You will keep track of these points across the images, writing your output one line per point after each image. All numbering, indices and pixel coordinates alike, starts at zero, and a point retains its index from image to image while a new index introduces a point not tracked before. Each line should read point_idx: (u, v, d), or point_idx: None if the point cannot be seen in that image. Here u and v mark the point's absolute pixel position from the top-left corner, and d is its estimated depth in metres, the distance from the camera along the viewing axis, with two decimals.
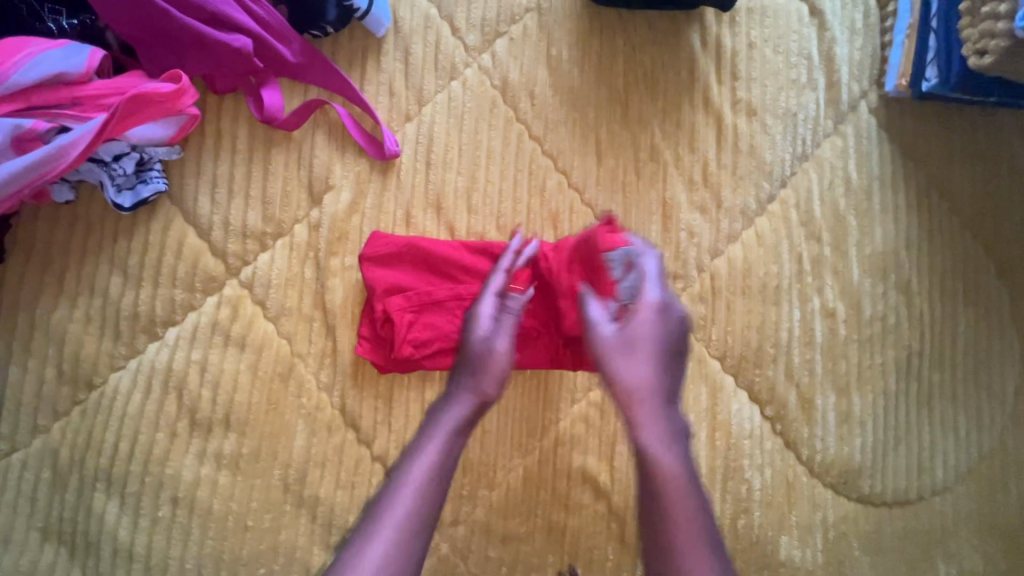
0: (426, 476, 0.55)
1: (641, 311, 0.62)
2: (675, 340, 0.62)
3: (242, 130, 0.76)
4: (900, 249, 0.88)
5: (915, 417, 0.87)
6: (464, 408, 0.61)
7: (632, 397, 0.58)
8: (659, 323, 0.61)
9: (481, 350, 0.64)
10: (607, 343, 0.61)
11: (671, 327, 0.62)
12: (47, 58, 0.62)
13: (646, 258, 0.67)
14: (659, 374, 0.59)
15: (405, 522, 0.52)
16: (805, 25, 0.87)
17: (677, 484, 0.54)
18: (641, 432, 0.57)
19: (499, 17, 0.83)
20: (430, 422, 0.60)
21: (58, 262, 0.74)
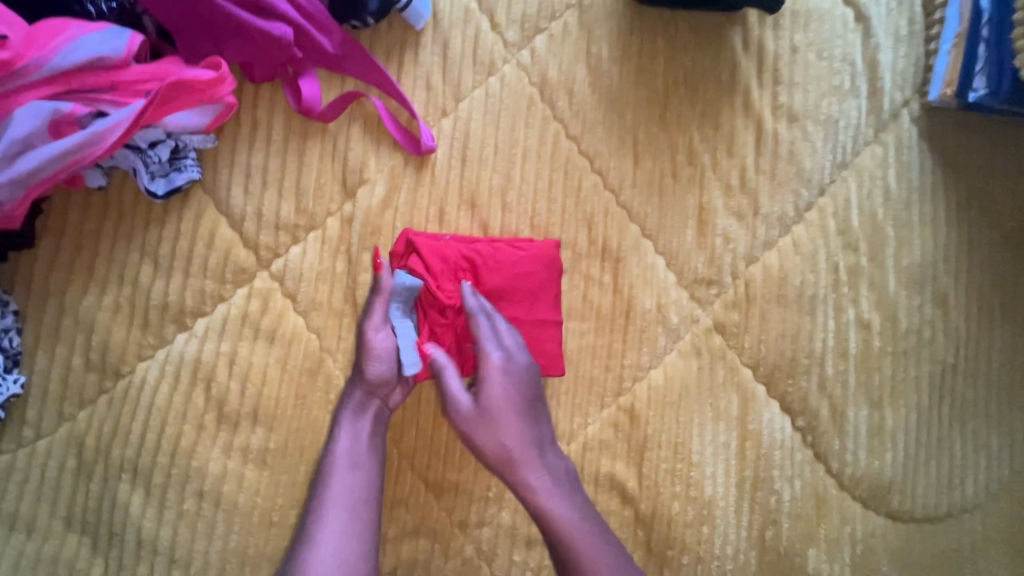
0: (346, 476, 0.69)
1: (488, 377, 0.72)
2: (516, 395, 0.73)
3: (278, 120, 0.75)
4: (939, 261, 0.86)
5: (949, 433, 0.85)
6: (345, 437, 0.71)
7: (505, 462, 0.72)
8: (503, 383, 0.73)
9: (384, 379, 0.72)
10: (461, 411, 0.72)
11: (510, 383, 0.73)
12: (88, 42, 0.61)
13: (484, 312, 0.74)
14: (516, 431, 0.72)
15: (344, 519, 0.67)
16: (849, 30, 0.86)
17: (573, 515, 0.70)
18: (530, 483, 0.71)
19: (540, 13, 0.81)
20: (325, 455, 0.71)
21: (88, 248, 0.73)
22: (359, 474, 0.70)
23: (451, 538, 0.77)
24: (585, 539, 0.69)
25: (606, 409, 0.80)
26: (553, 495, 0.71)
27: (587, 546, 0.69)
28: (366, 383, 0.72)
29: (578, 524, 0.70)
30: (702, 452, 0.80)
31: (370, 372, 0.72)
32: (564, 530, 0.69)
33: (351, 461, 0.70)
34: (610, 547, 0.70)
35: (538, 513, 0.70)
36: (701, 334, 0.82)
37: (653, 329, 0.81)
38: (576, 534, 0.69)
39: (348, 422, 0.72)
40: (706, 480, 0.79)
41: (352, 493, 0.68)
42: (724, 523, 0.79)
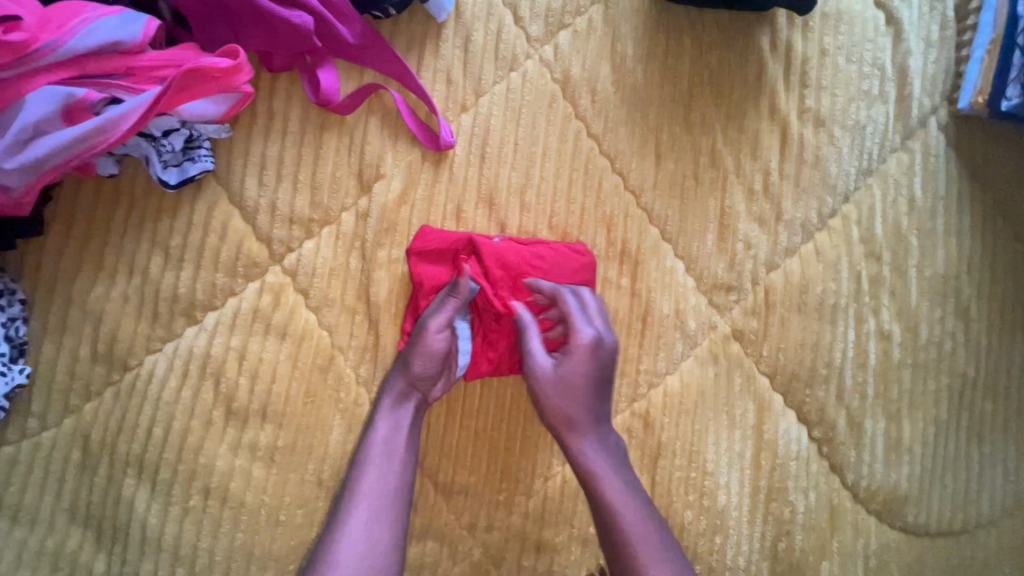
0: (376, 467, 0.67)
1: (574, 351, 0.71)
2: (594, 370, 0.72)
3: (294, 111, 0.73)
4: (963, 272, 0.85)
5: (966, 447, 0.84)
6: (384, 427, 0.69)
7: (570, 429, 0.70)
8: (587, 360, 0.71)
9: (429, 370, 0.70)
10: (543, 376, 0.70)
11: (596, 360, 0.72)
12: (104, 25, 0.59)
13: (576, 294, 0.73)
14: (585, 403, 0.71)
15: (374, 509, 0.64)
16: (880, 34, 0.84)
17: (625, 491, 0.69)
18: (587, 452, 0.70)
19: (564, 8, 0.79)
20: (363, 443, 0.69)
21: (98, 237, 0.71)
22: (389, 466, 0.67)
23: (459, 542, 0.76)
24: (632, 517, 0.67)
25: (620, 414, 0.78)
26: (610, 469, 0.69)
27: (636, 523, 0.67)
28: (415, 373, 0.70)
29: (628, 500, 0.68)
30: (716, 461, 0.79)
31: (422, 365, 0.70)
32: (614, 504, 0.68)
33: (385, 453, 0.68)
34: (658, 530, 0.67)
35: (591, 483, 0.69)
36: (719, 341, 0.80)
37: (670, 335, 0.79)
38: (624, 511, 0.67)
39: (383, 412, 0.70)
40: (720, 489, 0.78)
41: (382, 485, 0.66)
42: (737, 533, 0.78)
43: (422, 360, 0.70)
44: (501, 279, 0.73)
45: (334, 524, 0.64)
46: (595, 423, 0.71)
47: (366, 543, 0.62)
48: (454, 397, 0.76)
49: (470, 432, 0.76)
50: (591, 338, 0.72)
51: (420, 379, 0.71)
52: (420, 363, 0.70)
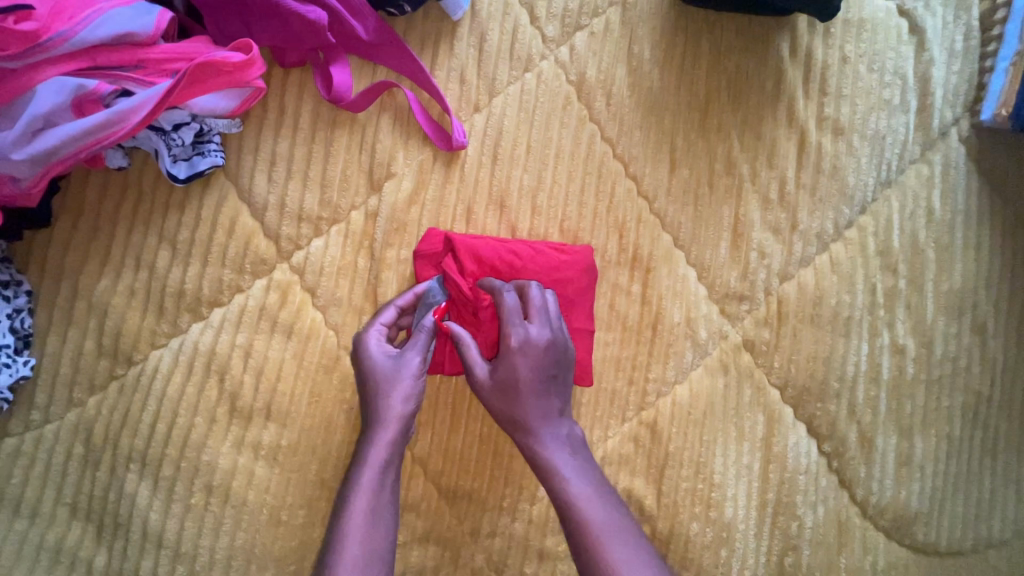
0: (361, 536, 0.60)
1: (506, 351, 0.66)
2: (539, 370, 0.67)
3: (306, 107, 0.73)
4: (980, 287, 0.83)
5: (979, 466, 0.82)
6: (368, 479, 0.63)
7: (516, 424, 0.67)
8: (523, 360, 0.66)
9: (408, 406, 0.66)
10: (481, 384, 0.67)
11: (534, 357, 0.67)
12: (117, 16, 0.59)
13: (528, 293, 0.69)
14: (532, 402, 0.67)
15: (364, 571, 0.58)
16: (903, 42, 0.82)
17: (589, 490, 0.64)
18: (542, 446, 0.66)
19: (581, 9, 0.78)
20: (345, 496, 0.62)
21: (106, 230, 0.71)
22: (374, 531, 0.61)
23: (461, 546, 0.75)
24: (596, 519, 0.62)
25: (627, 423, 0.77)
26: (569, 467, 0.66)
27: (603, 525, 0.62)
28: (394, 419, 0.65)
29: (591, 496, 0.64)
30: (724, 473, 0.77)
31: (391, 405, 0.65)
32: (567, 494, 0.64)
33: (370, 517, 0.61)
34: (632, 533, 0.62)
35: (550, 482, 0.65)
36: (729, 350, 0.79)
37: (680, 343, 0.78)
38: (588, 511, 0.63)
39: (366, 470, 0.63)
40: (727, 502, 0.77)
41: (367, 556, 0.59)
42: (743, 547, 0.77)
43: (390, 402, 0.65)
44: (471, 276, 0.72)
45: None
46: (543, 416, 0.67)
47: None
48: (460, 399, 0.76)
49: (476, 435, 0.76)
50: (530, 337, 0.67)
51: (399, 424, 0.65)
52: (388, 399, 0.66)
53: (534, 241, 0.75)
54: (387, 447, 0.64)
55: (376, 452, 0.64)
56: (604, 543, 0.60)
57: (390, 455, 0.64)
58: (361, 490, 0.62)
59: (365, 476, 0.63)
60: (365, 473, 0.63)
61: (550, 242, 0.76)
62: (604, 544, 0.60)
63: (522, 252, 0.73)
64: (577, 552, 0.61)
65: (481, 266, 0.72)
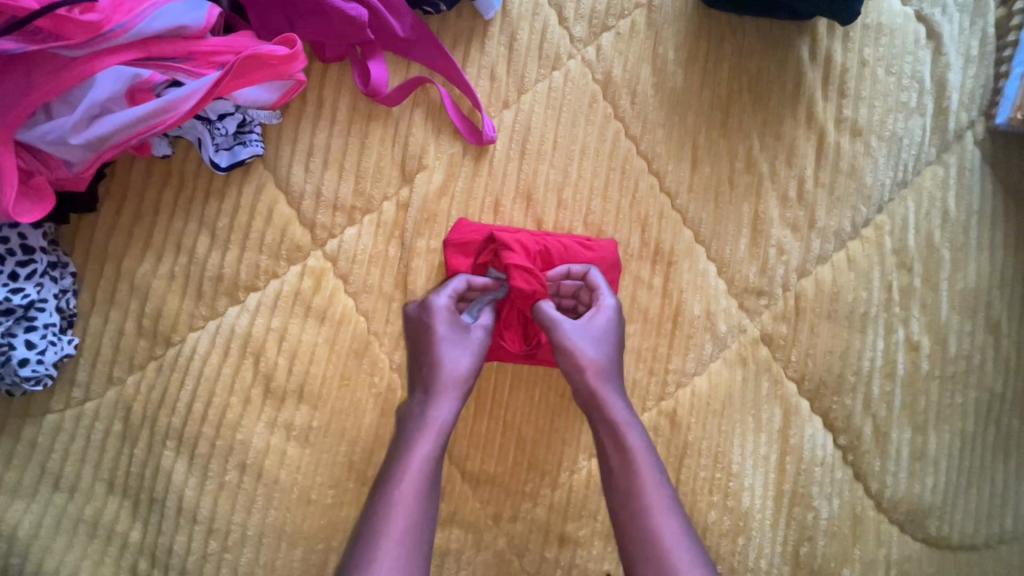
0: (414, 494, 0.62)
1: (600, 314, 0.73)
2: (619, 341, 0.73)
3: (343, 101, 0.75)
4: (994, 287, 0.85)
5: (992, 462, 0.84)
6: (430, 437, 0.66)
7: (594, 381, 0.70)
8: (612, 325, 0.73)
9: (466, 376, 0.69)
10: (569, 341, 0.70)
11: (620, 329, 0.73)
12: (171, 10, 0.61)
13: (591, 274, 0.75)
14: (610, 361, 0.71)
15: (413, 521, 0.61)
16: (920, 47, 0.84)
17: (648, 454, 0.67)
18: (611, 407, 0.69)
19: (608, 10, 0.81)
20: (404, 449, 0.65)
21: (148, 215, 0.73)
22: (426, 492, 0.63)
23: (484, 530, 0.77)
24: (651, 481, 0.65)
25: (647, 412, 0.79)
26: (636, 432, 0.68)
27: (656, 493, 0.65)
28: (454, 388, 0.68)
29: (650, 461, 0.67)
30: (741, 463, 0.79)
31: (452, 372, 0.69)
32: (633, 455, 0.67)
33: (425, 478, 0.63)
34: (677, 503, 0.65)
35: (612, 440, 0.68)
36: (748, 344, 0.81)
37: (700, 336, 0.80)
38: (643, 472, 0.66)
39: (425, 434, 0.66)
40: (745, 491, 0.79)
41: (418, 514, 0.61)
42: (760, 536, 0.78)
43: (453, 371, 0.69)
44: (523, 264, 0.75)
45: (363, 554, 0.58)
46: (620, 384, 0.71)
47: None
48: (485, 384, 0.78)
49: (500, 421, 0.78)
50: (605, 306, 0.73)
51: (459, 396, 0.68)
52: (450, 365, 0.69)
53: (563, 235, 0.77)
54: (446, 416, 0.67)
55: (436, 418, 0.67)
56: (657, 509, 0.64)
57: (448, 422, 0.67)
58: (418, 452, 0.64)
59: (424, 440, 0.65)
60: (425, 436, 0.65)
61: (582, 236, 0.78)
62: (653, 506, 0.64)
63: (558, 245, 0.76)
64: (625, 510, 0.65)
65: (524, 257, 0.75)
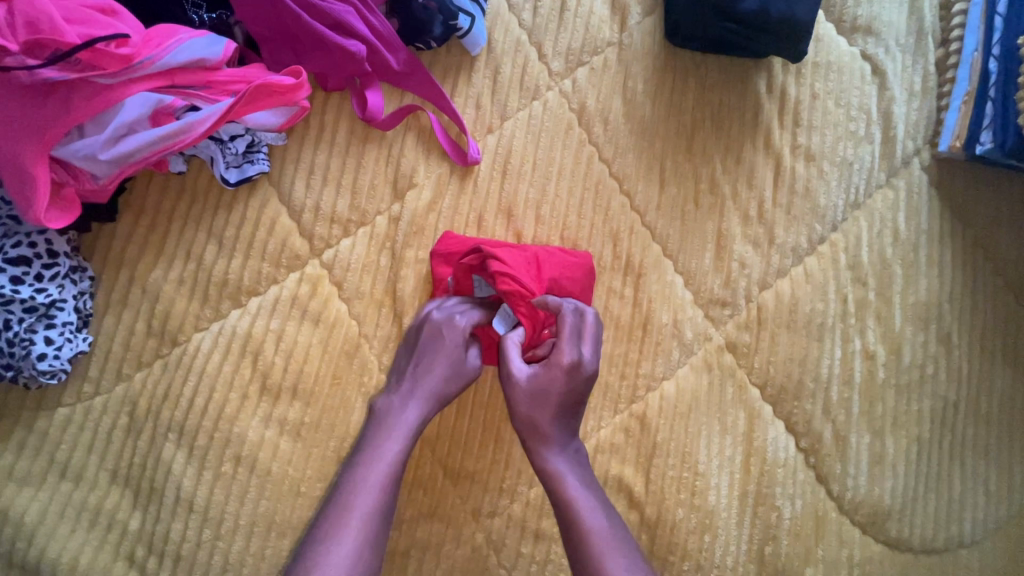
0: (380, 482, 0.69)
1: (556, 369, 0.75)
2: (575, 394, 0.76)
3: (343, 125, 0.84)
4: (944, 301, 0.91)
5: (948, 467, 0.88)
6: (400, 435, 0.72)
7: (532, 436, 0.76)
8: (568, 380, 0.75)
9: (443, 382, 0.76)
10: (517, 382, 0.75)
11: (577, 381, 0.76)
12: (193, 45, 0.70)
13: (564, 315, 0.76)
14: (547, 417, 0.76)
15: (370, 510, 0.67)
16: (866, 82, 0.93)
17: (590, 500, 0.72)
18: (547, 459, 0.75)
19: (583, 48, 0.89)
20: (374, 444, 0.72)
21: (162, 226, 0.80)
22: (385, 492, 0.69)
23: (463, 525, 0.81)
24: (596, 526, 0.70)
25: (619, 414, 0.84)
26: (573, 476, 0.74)
27: (600, 533, 0.70)
28: (428, 392, 0.75)
29: (591, 505, 0.72)
30: (708, 463, 0.84)
31: (433, 376, 0.76)
32: (572, 500, 0.72)
33: (389, 471, 0.70)
34: (623, 535, 0.71)
35: (556, 495, 0.73)
36: (713, 351, 0.87)
37: (668, 343, 0.86)
38: (586, 518, 0.71)
39: (392, 437, 0.72)
40: (710, 490, 0.83)
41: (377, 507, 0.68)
42: (725, 534, 0.83)
43: (431, 375, 0.76)
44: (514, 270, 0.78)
45: (325, 536, 0.64)
46: (554, 434, 0.76)
47: (356, 551, 0.64)
48: (468, 384, 0.83)
49: (480, 420, 0.83)
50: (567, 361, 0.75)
51: (429, 404, 0.75)
52: (428, 380, 0.76)
53: (547, 247, 0.83)
54: (412, 419, 0.74)
55: (408, 416, 0.74)
56: (602, 549, 0.69)
57: (416, 421, 0.74)
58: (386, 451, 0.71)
59: (392, 438, 0.72)
60: (394, 436, 0.72)
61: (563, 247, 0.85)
62: (603, 551, 0.68)
63: (546, 254, 0.82)
64: (577, 560, 0.69)
65: (516, 259, 0.79)
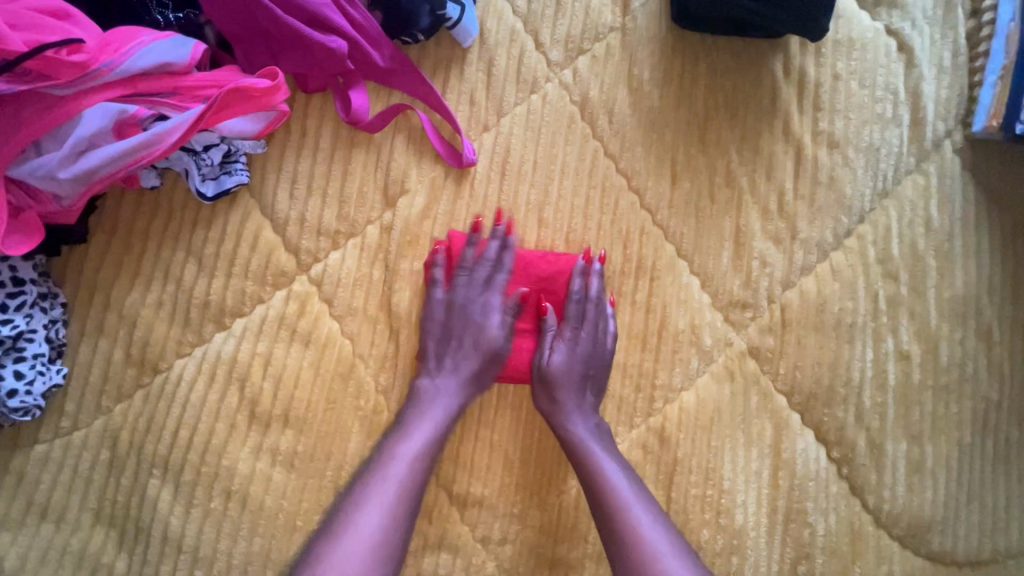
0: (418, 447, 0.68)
1: (568, 350, 0.77)
2: (590, 369, 0.76)
3: (327, 129, 0.77)
4: (982, 294, 0.84)
5: (992, 473, 0.82)
6: (439, 408, 0.72)
7: (557, 410, 0.74)
8: (581, 359, 0.76)
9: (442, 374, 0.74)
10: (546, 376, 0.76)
11: (593, 356, 0.77)
12: (157, 48, 0.63)
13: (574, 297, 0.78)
14: (574, 399, 0.75)
15: (405, 473, 0.66)
16: (892, 60, 0.85)
17: (612, 459, 0.72)
18: (568, 421, 0.74)
19: (584, 34, 0.83)
20: (414, 412, 0.71)
21: (136, 247, 0.75)
22: (425, 456, 0.68)
23: (473, 554, 0.75)
24: (620, 485, 0.69)
25: (635, 429, 0.79)
26: (593, 438, 0.73)
27: (622, 489, 0.69)
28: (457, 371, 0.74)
29: (612, 463, 0.71)
30: (733, 478, 0.78)
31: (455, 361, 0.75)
32: (595, 460, 0.71)
33: (429, 438, 0.69)
34: (650, 501, 0.69)
35: (577, 456, 0.72)
36: (735, 357, 0.81)
37: (686, 350, 0.80)
38: (610, 476, 0.70)
39: (434, 406, 0.72)
40: (737, 508, 0.77)
41: (402, 491, 0.65)
42: (755, 555, 0.77)
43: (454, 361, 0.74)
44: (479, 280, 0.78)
45: (358, 498, 0.63)
46: (578, 404, 0.75)
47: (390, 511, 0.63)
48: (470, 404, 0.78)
49: (485, 442, 0.77)
50: (553, 361, 0.76)
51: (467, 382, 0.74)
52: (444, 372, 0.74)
53: (519, 255, 0.79)
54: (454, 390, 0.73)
55: (446, 388, 0.73)
56: (628, 503, 0.67)
57: (457, 395, 0.73)
58: (410, 444, 0.68)
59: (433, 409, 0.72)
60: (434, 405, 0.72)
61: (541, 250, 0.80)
62: (631, 513, 0.66)
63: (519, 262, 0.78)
64: (600, 514, 0.68)
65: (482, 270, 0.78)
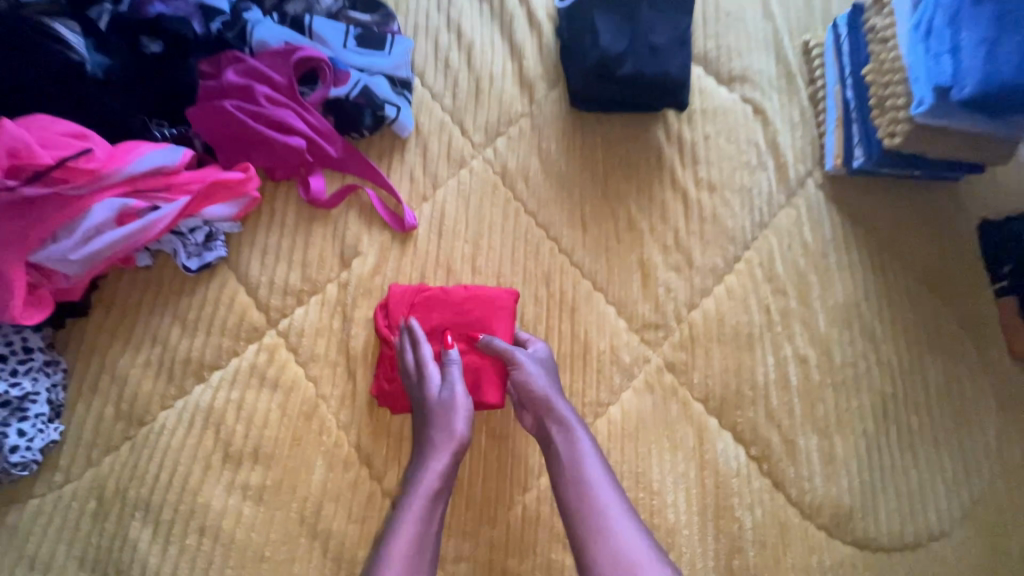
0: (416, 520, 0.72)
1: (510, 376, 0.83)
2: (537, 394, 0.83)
3: (291, 208, 0.94)
4: (861, 301, 0.98)
5: (900, 459, 0.91)
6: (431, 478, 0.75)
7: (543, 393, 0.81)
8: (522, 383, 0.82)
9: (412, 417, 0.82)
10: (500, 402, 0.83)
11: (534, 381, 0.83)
12: (154, 156, 0.82)
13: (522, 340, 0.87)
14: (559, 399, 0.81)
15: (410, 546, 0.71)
16: (751, 120, 1.06)
17: (586, 437, 0.78)
18: (553, 399, 0.81)
19: (500, 120, 1.03)
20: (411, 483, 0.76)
21: (130, 316, 0.88)
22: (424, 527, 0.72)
23: None
24: (588, 459, 0.76)
25: None
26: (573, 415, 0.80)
27: (590, 462, 0.75)
28: (441, 443, 0.78)
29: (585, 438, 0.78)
30: (662, 481, 0.86)
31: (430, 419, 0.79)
32: (570, 433, 0.78)
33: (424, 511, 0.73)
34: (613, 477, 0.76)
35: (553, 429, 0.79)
36: (653, 371, 0.92)
37: (608, 369, 0.91)
38: (581, 450, 0.76)
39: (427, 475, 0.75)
40: (668, 508, 0.85)
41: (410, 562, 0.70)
42: (689, 551, 0.84)
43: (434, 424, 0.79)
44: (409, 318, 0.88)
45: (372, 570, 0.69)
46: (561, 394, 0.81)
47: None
48: None
49: None
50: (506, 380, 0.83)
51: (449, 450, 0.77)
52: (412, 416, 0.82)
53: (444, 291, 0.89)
54: (440, 465, 0.76)
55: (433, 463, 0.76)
56: (592, 475, 0.74)
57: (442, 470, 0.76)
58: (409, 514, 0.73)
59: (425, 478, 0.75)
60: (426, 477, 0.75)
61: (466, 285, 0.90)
62: (595, 484, 0.73)
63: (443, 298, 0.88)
64: (565, 477, 0.75)
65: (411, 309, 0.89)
